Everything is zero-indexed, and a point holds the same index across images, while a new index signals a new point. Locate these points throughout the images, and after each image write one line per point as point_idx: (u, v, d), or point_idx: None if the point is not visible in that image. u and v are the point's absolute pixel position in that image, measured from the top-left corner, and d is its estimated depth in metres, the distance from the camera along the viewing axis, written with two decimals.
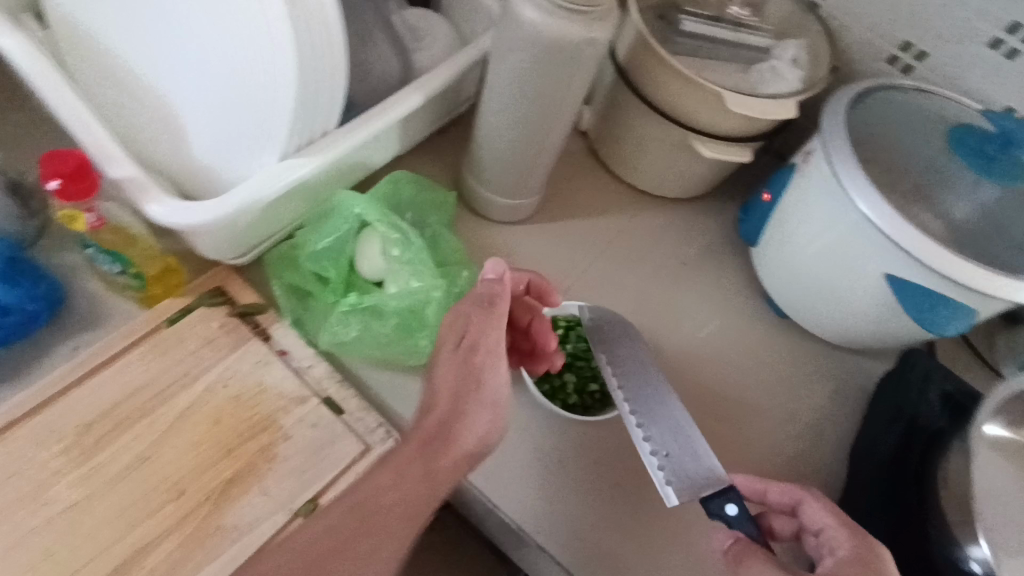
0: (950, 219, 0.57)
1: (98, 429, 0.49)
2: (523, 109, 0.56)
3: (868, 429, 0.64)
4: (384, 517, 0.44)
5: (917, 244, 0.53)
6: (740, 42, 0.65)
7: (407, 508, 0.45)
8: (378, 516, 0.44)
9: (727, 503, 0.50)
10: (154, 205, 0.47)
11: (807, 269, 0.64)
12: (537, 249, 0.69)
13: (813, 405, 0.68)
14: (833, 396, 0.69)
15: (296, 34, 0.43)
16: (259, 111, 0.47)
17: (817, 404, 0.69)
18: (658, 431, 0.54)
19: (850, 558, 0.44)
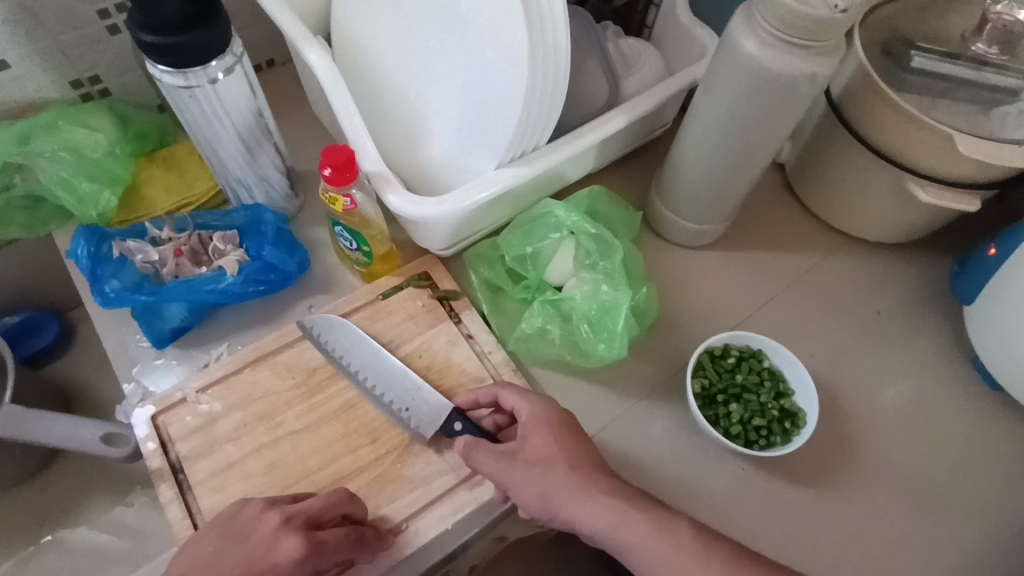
0: None
1: (320, 373, 0.59)
2: (724, 138, 0.57)
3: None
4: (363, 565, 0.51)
5: None
6: (982, 82, 0.59)
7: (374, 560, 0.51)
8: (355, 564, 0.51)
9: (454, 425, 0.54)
10: (392, 198, 0.56)
11: None
12: (716, 277, 0.69)
13: (1021, 495, 0.60)
14: None
15: (534, 65, 0.50)
16: (490, 126, 0.55)
17: None
18: (388, 386, 0.57)
19: (531, 424, 0.51)
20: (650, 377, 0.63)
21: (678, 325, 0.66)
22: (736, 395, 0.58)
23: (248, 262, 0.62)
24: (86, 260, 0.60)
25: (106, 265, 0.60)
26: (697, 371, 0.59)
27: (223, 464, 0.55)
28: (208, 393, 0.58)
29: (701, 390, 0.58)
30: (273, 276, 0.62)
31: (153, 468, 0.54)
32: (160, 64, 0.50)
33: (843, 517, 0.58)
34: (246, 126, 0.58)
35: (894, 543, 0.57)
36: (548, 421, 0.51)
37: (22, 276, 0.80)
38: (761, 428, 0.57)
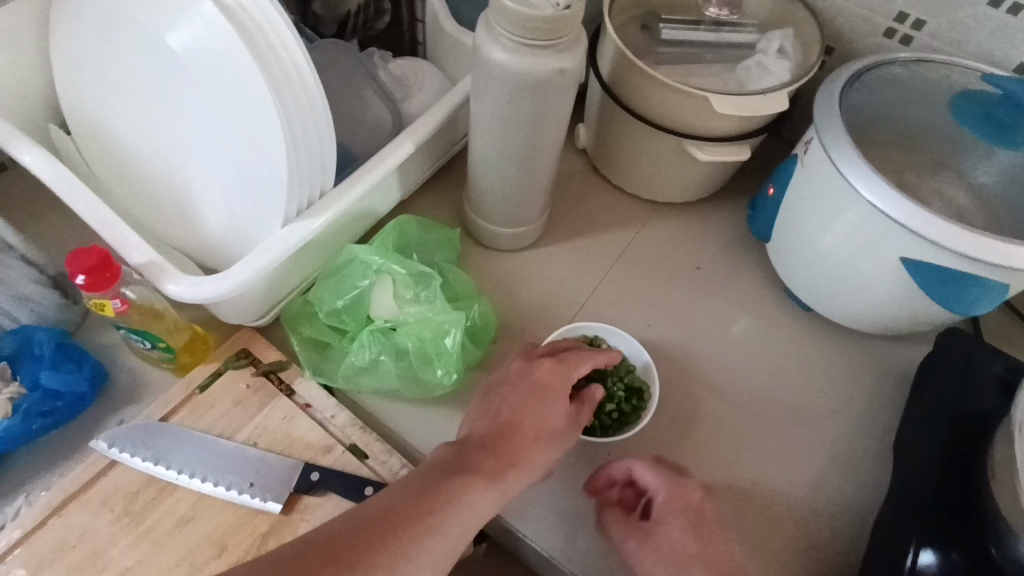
0: (975, 189, 0.56)
1: (143, 496, 0.52)
2: (507, 142, 0.57)
3: (906, 431, 0.61)
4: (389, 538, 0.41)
5: (923, 222, 0.51)
6: (723, 42, 0.64)
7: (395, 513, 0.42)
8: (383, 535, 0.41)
9: (309, 475, 0.53)
10: (172, 285, 0.50)
11: (821, 260, 0.62)
12: (546, 273, 0.70)
13: (849, 398, 0.66)
14: (871, 387, 0.67)
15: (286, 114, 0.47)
16: (262, 184, 0.51)
17: (855, 397, 0.66)
18: (214, 470, 0.53)
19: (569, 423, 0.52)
20: None
21: (521, 330, 0.66)
22: (583, 386, 0.59)
23: (25, 395, 0.53)
24: None
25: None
26: None
27: None
28: (8, 560, 0.49)
29: None
30: (62, 402, 0.55)
31: None
32: None
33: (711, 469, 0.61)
34: None
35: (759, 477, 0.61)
36: (556, 434, 0.51)
37: None
38: (613, 411, 0.58)
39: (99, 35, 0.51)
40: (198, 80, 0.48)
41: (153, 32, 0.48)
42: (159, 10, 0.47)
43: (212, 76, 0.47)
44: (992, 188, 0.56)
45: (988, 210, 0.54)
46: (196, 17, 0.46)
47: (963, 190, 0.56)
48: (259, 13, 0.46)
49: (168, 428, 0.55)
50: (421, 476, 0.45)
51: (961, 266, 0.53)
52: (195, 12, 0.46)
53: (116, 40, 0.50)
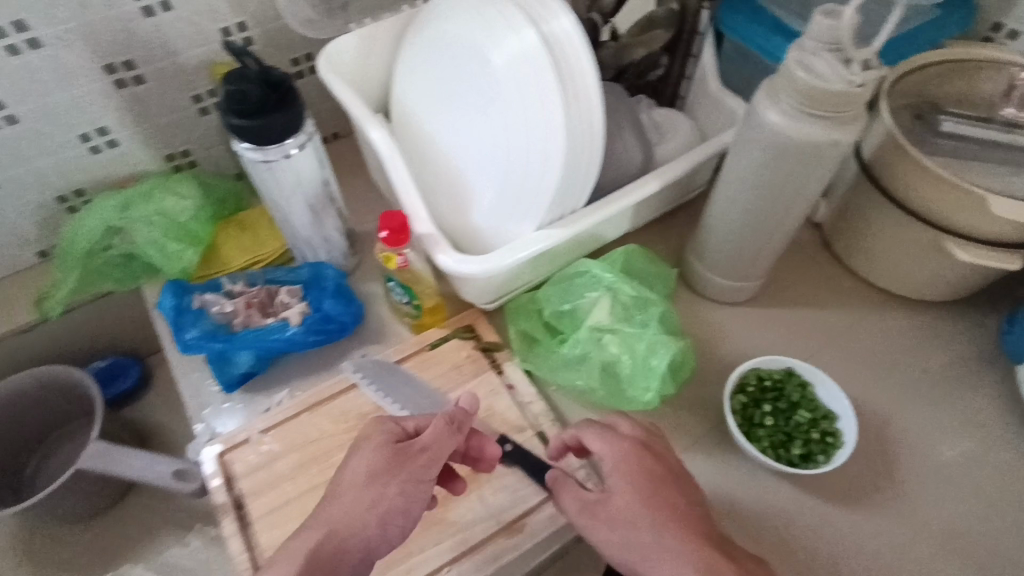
0: None
1: (371, 419, 0.63)
2: (755, 200, 0.60)
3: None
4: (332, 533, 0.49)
5: None
6: (1014, 144, 0.60)
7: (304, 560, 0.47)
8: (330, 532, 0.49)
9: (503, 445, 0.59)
10: (442, 256, 0.61)
11: None
12: (752, 332, 0.70)
13: None
14: None
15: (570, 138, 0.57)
16: (530, 192, 0.60)
17: None
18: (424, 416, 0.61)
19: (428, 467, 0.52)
20: (688, 430, 0.63)
21: (716, 377, 0.67)
22: (771, 416, 0.59)
23: (310, 314, 0.68)
24: (170, 311, 0.67)
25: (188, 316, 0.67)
26: (735, 392, 0.60)
27: (280, 502, 0.58)
28: (270, 433, 0.62)
29: (739, 409, 0.59)
30: (331, 326, 0.68)
31: (218, 504, 0.58)
32: (243, 143, 0.58)
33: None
34: (315, 194, 0.65)
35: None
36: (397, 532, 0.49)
37: (97, 330, 0.88)
38: (799, 449, 0.57)
39: (436, 51, 0.64)
40: (506, 96, 0.58)
41: (481, 53, 0.59)
42: (491, 37, 0.58)
43: (519, 94, 0.57)
44: None
45: None
46: (522, 46, 0.56)
47: None
48: (572, 51, 0.56)
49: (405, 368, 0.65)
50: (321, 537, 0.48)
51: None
52: (523, 42, 0.56)
53: (449, 56, 0.63)
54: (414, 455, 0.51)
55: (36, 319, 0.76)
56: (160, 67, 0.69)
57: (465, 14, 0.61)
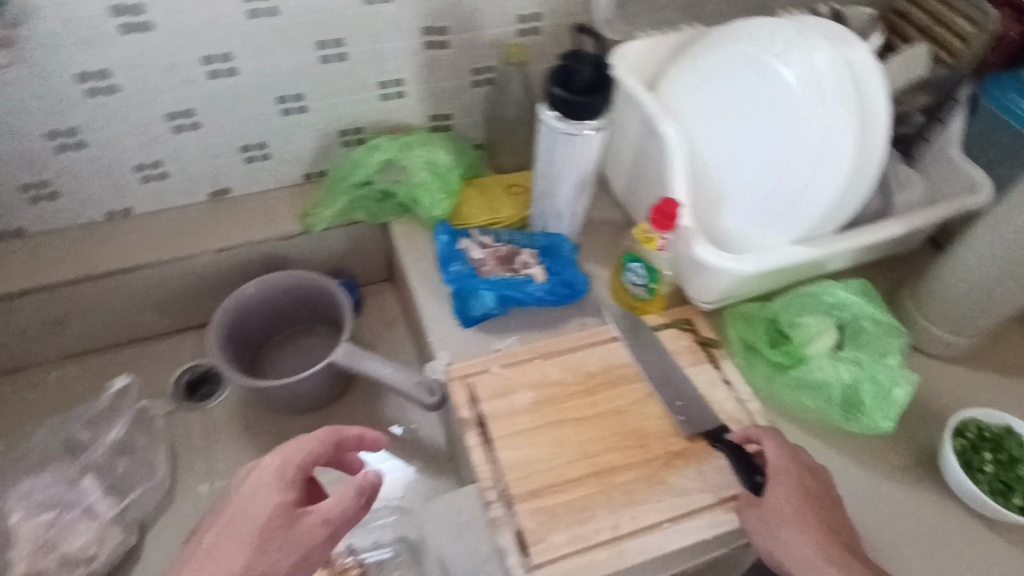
0: None
1: (600, 379, 0.69)
2: (1009, 262, 0.63)
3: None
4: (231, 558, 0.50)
5: None
6: None
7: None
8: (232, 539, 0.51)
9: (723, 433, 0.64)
10: (701, 249, 0.66)
11: None
12: (955, 387, 0.73)
13: None
14: None
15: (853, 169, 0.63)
16: (794, 205, 0.66)
17: None
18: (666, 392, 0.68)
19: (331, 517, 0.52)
20: (890, 461, 0.67)
21: (918, 420, 0.70)
22: (992, 464, 0.63)
23: (550, 276, 0.75)
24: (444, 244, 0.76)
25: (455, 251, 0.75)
26: (955, 434, 0.65)
27: (519, 429, 0.65)
28: (510, 370, 0.69)
29: (959, 449, 0.64)
30: (569, 292, 0.75)
31: (463, 417, 0.66)
32: (553, 111, 0.65)
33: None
34: (583, 171, 0.71)
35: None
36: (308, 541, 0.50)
37: None
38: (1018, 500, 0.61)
39: (715, 67, 0.69)
40: (800, 119, 0.63)
41: (779, 77, 0.64)
42: (795, 65, 0.64)
43: (816, 120, 0.63)
44: None
45: None
46: (828, 80, 0.62)
47: None
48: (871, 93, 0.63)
49: (633, 340, 0.72)
50: None
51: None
52: (830, 77, 0.62)
53: (733, 74, 0.68)
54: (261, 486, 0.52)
55: (298, 231, 0.84)
56: (464, 37, 0.78)
57: (763, 40, 0.66)
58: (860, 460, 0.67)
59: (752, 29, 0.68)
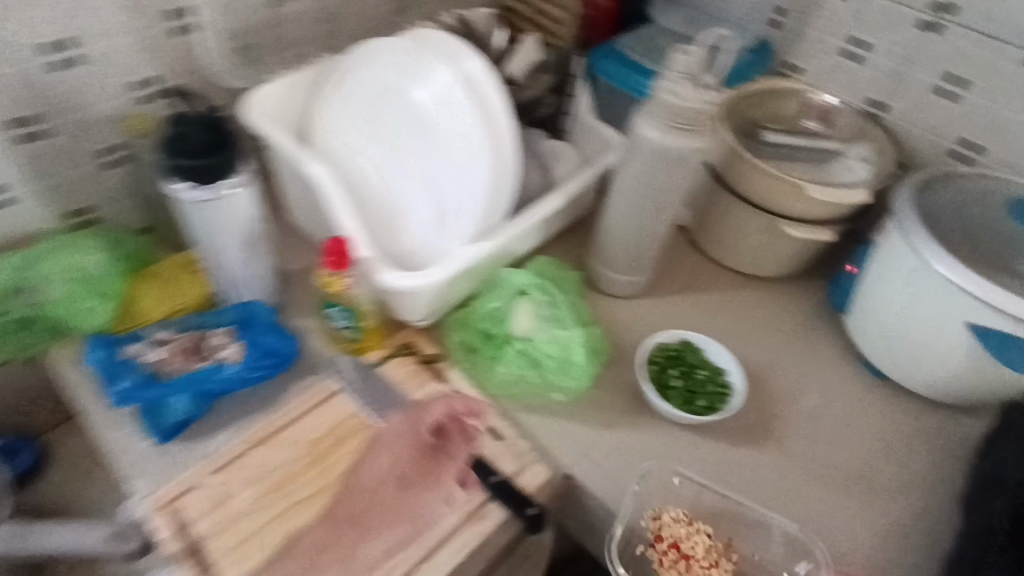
0: None
1: (326, 442, 0.65)
2: (641, 204, 0.73)
3: (970, 495, 0.67)
4: (330, 523, 0.60)
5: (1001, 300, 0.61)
6: (814, 146, 0.79)
7: (370, 487, 0.62)
8: (326, 519, 0.60)
9: (454, 448, 0.65)
10: (384, 275, 0.66)
11: (903, 334, 0.72)
12: (653, 318, 0.83)
13: (924, 457, 0.74)
14: (942, 455, 0.75)
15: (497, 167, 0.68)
16: (461, 214, 0.69)
17: (930, 457, 0.74)
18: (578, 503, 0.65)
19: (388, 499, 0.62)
20: (617, 403, 0.73)
21: (628, 360, 0.77)
22: (679, 378, 0.71)
23: (248, 351, 0.69)
24: (100, 364, 0.65)
25: (116, 365, 0.65)
26: (650, 362, 0.72)
27: (242, 536, 0.59)
28: (219, 475, 0.62)
29: (653, 374, 0.71)
30: (273, 360, 0.69)
31: (169, 553, 0.57)
32: (181, 182, 0.59)
33: (794, 490, 0.69)
34: (247, 231, 0.66)
35: (848, 505, 0.69)
36: (434, 499, 0.62)
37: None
38: (703, 401, 0.70)
39: (349, 96, 0.68)
40: (441, 133, 0.67)
41: (411, 98, 0.67)
42: (420, 85, 0.67)
43: (454, 130, 0.67)
44: None
45: None
46: (453, 92, 0.67)
47: None
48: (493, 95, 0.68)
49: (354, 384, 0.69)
50: (321, 528, 0.60)
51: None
52: (454, 88, 0.66)
53: (369, 101, 0.68)
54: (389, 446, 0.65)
55: None
56: (68, 121, 0.67)
57: (386, 63, 0.68)
58: (590, 416, 0.72)
59: (373, 54, 0.69)
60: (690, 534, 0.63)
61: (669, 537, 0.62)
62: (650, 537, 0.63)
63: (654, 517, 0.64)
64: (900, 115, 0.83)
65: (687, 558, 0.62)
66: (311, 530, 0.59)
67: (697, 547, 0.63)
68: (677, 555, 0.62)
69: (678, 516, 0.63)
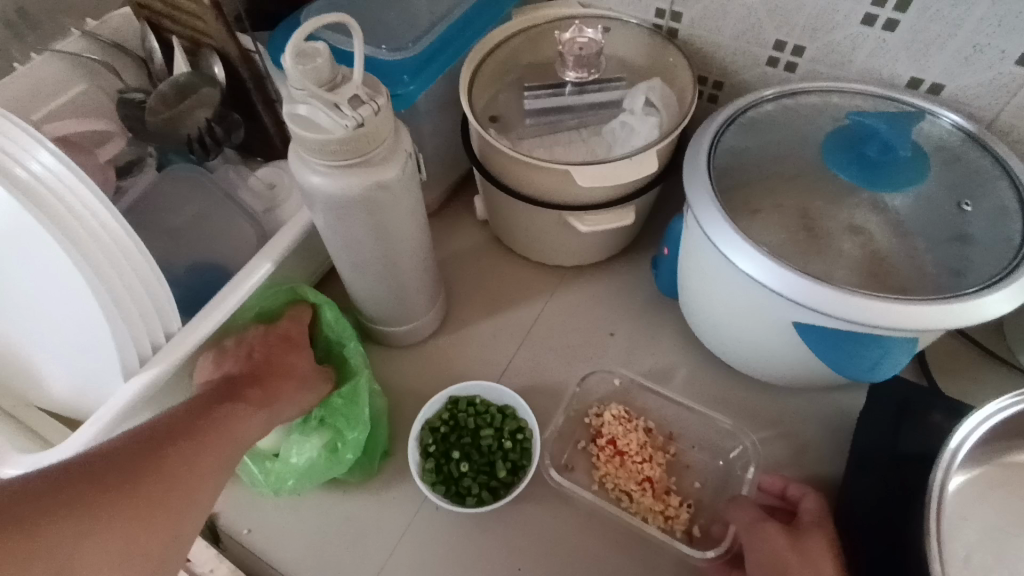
0: (885, 220, 0.51)
1: None
2: (362, 250, 0.53)
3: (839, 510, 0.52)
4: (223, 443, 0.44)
5: (814, 298, 0.44)
6: (587, 105, 0.61)
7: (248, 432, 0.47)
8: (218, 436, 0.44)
9: None
10: (9, 469, 0.49)
11: (735, 333, 0.55)
12: (453, 359, 0.66)
13: (805, 453, 0.58)
14: (825, 442, 0.59)
15: (99, 283, 0.46)
16: (96, 350, 0.49)
17: (813, 447, 0.58)
18: None
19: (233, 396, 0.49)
20: (407, 501, 0.57)
21: None
22: (465, 460, 0.55)
23: None
24: None
25: None
26: (425, 458, 0.55)
27: None
28: None
29: (436, 477, 0.55)
30: None
31: None
32: None
33: (657, 425, 0.60)
34: None
35: None
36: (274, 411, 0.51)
37: None
38: (504, 467, 0.55)
39: None
40: (22, 255, 0.47)
41: None
42: None
43: (32, 252, 0.46)
44: (899, 221, 0.51)
45: (904, 248, 0.50)
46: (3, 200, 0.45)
47: (874, 221, 0.51)
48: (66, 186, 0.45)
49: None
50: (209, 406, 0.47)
51: (871, 333, 0.45)
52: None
53: None
54: (245, 390, 0.50)
55: None
56: None
57: None
58: (372, 534, 0.56)
59: None
60: (628, 431, 0.58)
61: (607, 433, 0.58)
62: (591, 434, 0.60)
63: (597, 415, 0.60)
64: (695, 24, 0.62)
65: (622, 454, 0.57)
66: (192, 431, 0.43)
67: (631, 443, 0.58)
68: (613, 453, 0.57)
69: (620, 412, 0.59)
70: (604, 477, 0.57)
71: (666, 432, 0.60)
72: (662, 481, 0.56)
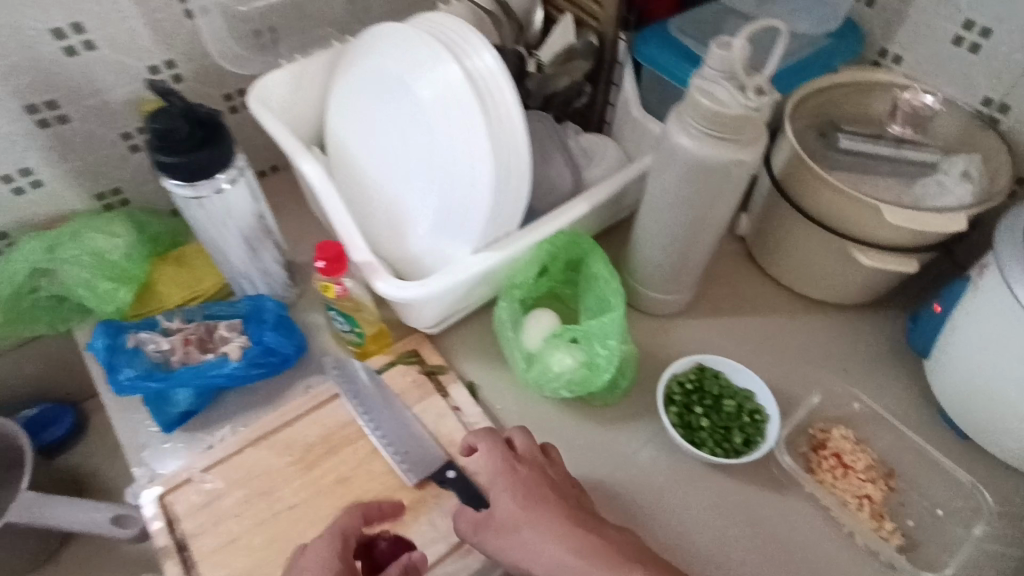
0: None
1: (317, 449, 0.63)
2: (680, 215, 0.63)
3: None
4: None
5: None
6: (902, 157, 0.66)
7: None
8: None
9: (446, 472, 0.60)
10: (381, 282, 0.62)
11: (992, 396, 0.59)
12: (691, 339, 0.73)
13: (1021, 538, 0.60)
14: None
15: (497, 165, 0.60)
16: (465, 219, 0.63)
17: None
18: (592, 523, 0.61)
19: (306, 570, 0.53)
20: (635, 435, 0.67)
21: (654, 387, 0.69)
22: (706, 416, 0.63)
23: (250, 348, 0.67)
24: (103, 352, 0.64)
25: (120, 355, 0.65)
26: (669, 404, 0.64)
27: (227, 537, 0.58)
28: (213, 471, 0.61)
29: (678, 419, 0.63)
30: (274, 358, 0.67)
31: (159, 547, 0.57)
32: (173, 180, 0.58)
33: (878, 457, 0.64)
34: (251, 228, 0.65)
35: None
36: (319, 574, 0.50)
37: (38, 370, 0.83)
38: (740, 436, 0.61)
39: (361, 87, 0.66)
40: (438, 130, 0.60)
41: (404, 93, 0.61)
42: (415, 70, 0.60)
43: (443, 124, 0.59)
44: None
45: None
46: (447, 82, 0.59)
47: None
48: (494, 84, 0.59)
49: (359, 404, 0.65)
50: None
51: None
52: (449, 79, 0.58)
53: (374, 90, 0.65)
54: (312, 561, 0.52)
55: None
56: (86, 106, 0.69)
57: (387, 50, 0.63)
58: (603, 448, 0.66)
59: (376, 34, 0.64)
60: (856, 449, 0.63)
61: (834, 446, 0.63)
62: (813, 441, 0.65)
63: (823, 430, 0.65)
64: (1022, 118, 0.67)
65: (846, 466, 0.62)
66: None
67: (858, 461, 0.63)
68: (839, 463, 0.63)
69: (849, 432, 0.64)
70: (825, 480, 0.62)
71: (886, 467, 0.63)
72: (881, 504, 0.61)
